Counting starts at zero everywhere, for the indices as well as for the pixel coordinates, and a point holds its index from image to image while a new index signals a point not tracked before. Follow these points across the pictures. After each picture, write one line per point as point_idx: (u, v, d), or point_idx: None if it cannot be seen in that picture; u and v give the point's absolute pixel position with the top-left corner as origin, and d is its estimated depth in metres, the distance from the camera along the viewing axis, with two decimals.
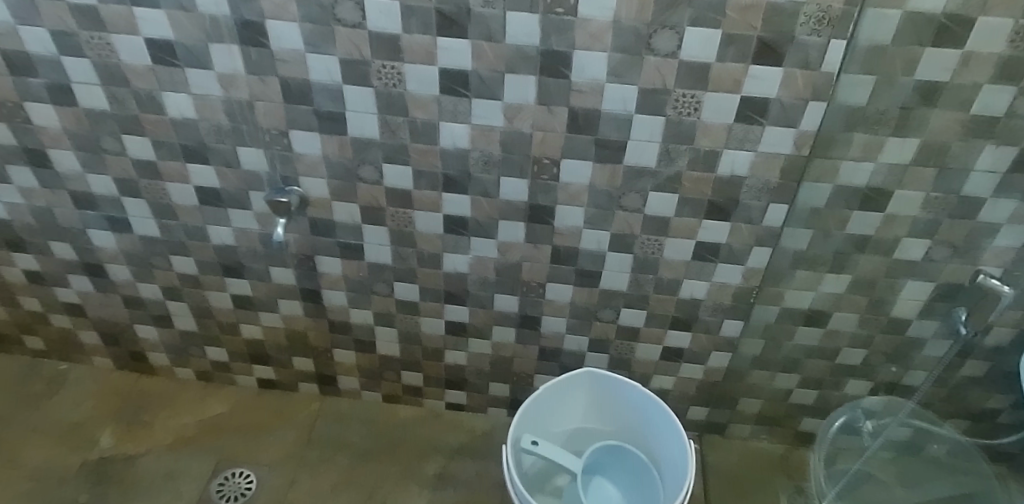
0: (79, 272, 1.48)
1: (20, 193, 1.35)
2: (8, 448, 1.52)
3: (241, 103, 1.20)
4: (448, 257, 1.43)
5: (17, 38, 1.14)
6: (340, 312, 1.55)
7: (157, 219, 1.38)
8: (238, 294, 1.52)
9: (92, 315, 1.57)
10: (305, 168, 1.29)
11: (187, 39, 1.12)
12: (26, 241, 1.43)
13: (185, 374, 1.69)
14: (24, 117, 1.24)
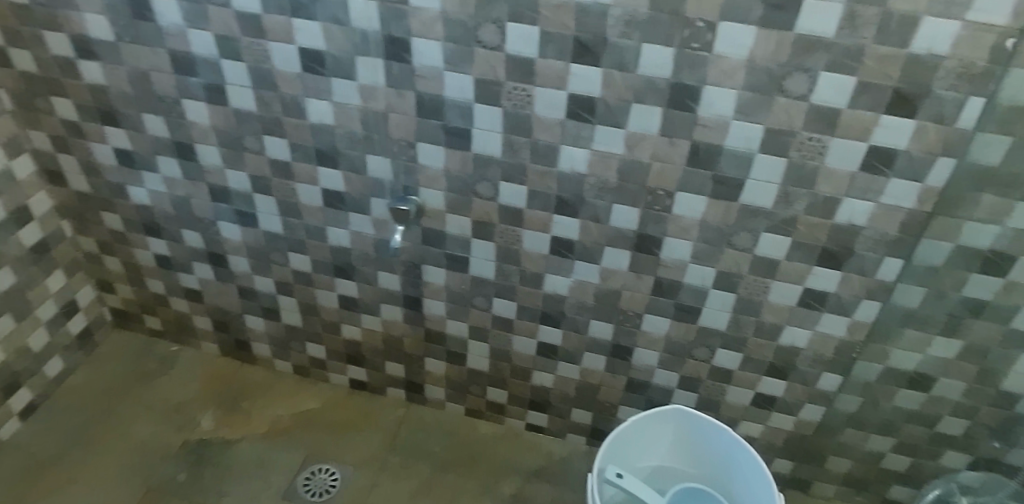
0: (203, 260, 1.57)
1: (164, 182, 1.45)
2: (120, 421, 1.61)
3: (376, 113, 1.26)
4: (550, 278, 1.44)
5: (185, 40, 1.23)
6: (437, 322, 1.59)
7: (282, 216, 1.46)
8: (345, 295, 1.58)
9: (208, 302, 1.66)
10: (426, 180, 1.33)
11: (338, 51, 1.19)
12: (162, 226, 1.53)
13: (283, 367, 1.75)
14: (179, 112, 1.34)
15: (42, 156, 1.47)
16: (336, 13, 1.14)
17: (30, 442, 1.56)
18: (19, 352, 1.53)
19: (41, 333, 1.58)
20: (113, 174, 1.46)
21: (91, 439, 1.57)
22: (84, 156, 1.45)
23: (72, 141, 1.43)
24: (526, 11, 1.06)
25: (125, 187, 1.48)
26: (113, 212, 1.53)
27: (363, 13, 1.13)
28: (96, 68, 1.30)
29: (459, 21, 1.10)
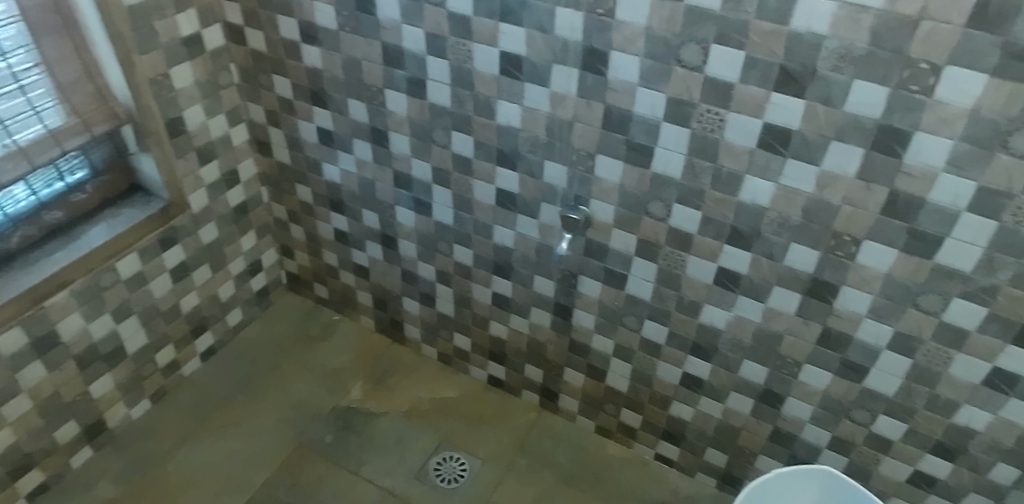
0: (376, 240, 1.54)
1: (357, 162, 1.43)
2: (277, 372, 1.56)
3: (563, 123, 1.15)
4: (708, 308, 1.22)
5: (397, 34, 1.20)
6: (583, 334, 1.43)
7: (456, 210, 1.39)
8: (500, 294, 1.47)
9: (372, 279, 1.62)
10: (599, 191, 1.19)
11: (536, 56, 1.09)
12: (346, 204, 1.51)
13: (429, 353, 1.67)
14: (381, 101, 1.31)
15: (254, 127, 1.47)
16: (542, 21, 1.05)
17: (205, 382, 1.52)
18: (209, 298, 1.49)
19: (228, 285, 1.54)
20: (313, 150, 1.46)
21: (254, 388, 1.52)
22: (291, 132, 1.45)
23: (283, 117, 1.43)
24: (733, 33, 0.91)
25: (321, 163, 1.47)
26: (306, 185, 1.52)
27: (568, 22, 1.03)
28: (316, 53, 1.30)
29: (663, 38, 0.96)
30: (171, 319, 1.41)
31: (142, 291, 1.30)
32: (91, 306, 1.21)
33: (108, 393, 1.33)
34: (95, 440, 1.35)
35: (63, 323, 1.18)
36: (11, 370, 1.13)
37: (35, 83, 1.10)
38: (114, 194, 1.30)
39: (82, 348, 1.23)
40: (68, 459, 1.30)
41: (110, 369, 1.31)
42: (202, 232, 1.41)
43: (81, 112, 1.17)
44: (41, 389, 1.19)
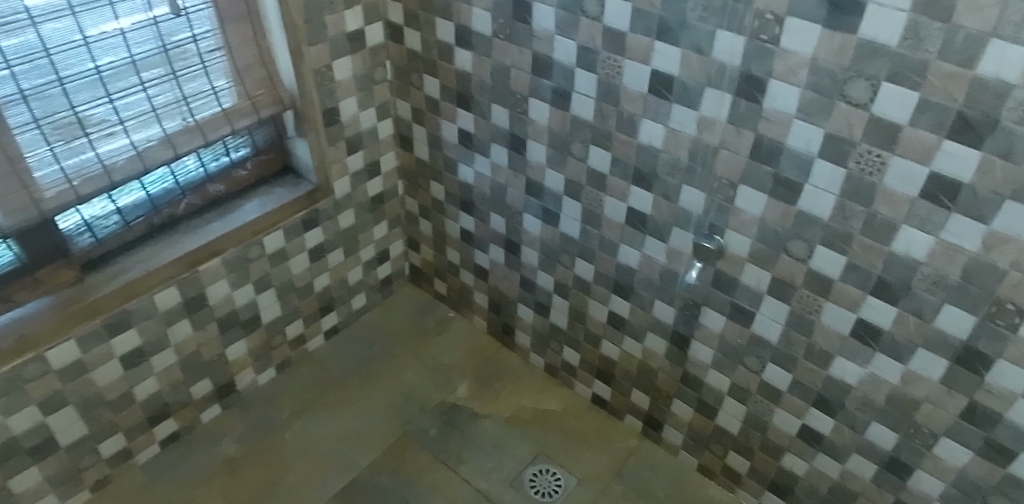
0: (499, 243, 1.52)
1: (491, 167, 1.42)
2: (389, 360, 1.56)
3: (708, 148, 1.08)
4: (840, 361, 1.11)
5: (550, 44, 1.18)
6: (698, 368, 1.34)
7: (583, 224, 1.35)
8: (616, 313, 1.41)
9: (490, 281, 1.59)
10: (737, 223, 1.11)
11: (688, 77, 1.04)
12: (476, 205, 1.50)
13: (537, 362, 1.61)
14: (523, 109, 1.30)
15: (400, 123, 1.50)
16: (700, 43, 0.99)
17: (325, 360, 1.53)
18: (340, 281, 1.51)
19: (357, 270, 1.56)
20: (452, 150, 1.46)
21: (370, 371, 1.52)
22: (433, 131, 1.46)
23: (428, 116, 1.45)
24: (910, 73, 0.82)
25: (457, 164, 1.47)
26: (440, 183, 1.53)
27: (727, 46, 0.97)
28: (468, 57, 1.31)
29: (828, 71, 0.89)
30: (304, 296, 1.42)
31: (282, 266, 1.32)
32: (238, 274, 1.23)
33: (242, 356, 1.35)
34: (224, 399, 1.37)
35: (211, 287, 1.19)
36: (163, 324, 1.14)
37: (217, 65, 1.12)
38: (268, 173, 1.33)
39: (225, 312, 1.25)
40: (198, 414, 1.32)
41: (246, 334, 1.33)
42: (341, 218, 1.43)
43: (253, 95, 1.19)
44: (184, 345, 1.20)
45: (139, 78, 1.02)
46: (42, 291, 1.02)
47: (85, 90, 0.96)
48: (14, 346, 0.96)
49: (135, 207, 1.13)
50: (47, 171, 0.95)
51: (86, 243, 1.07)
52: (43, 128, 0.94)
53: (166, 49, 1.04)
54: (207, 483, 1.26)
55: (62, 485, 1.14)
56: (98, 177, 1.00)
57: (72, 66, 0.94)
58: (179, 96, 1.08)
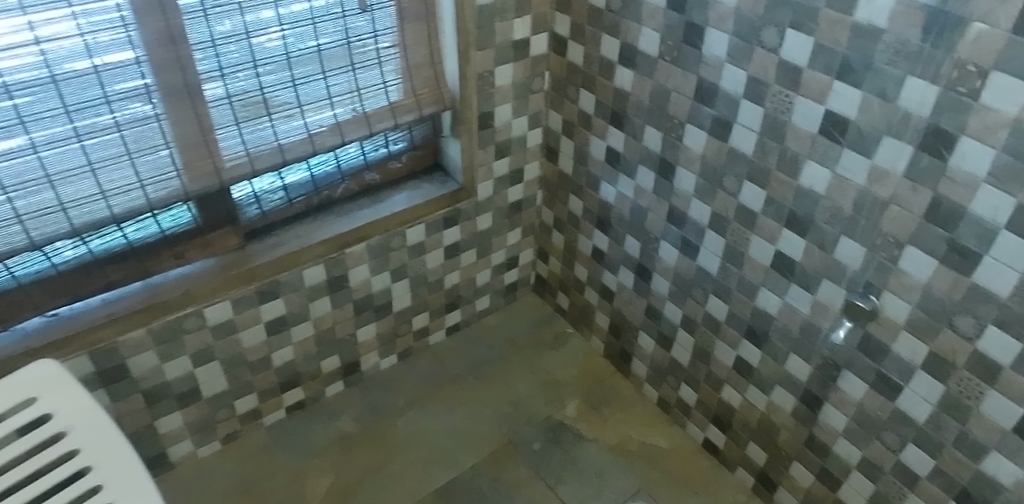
0: (630, 268, 1.43)
1: (634, 189, 1.34)
2: (503, 366, 1.55)
3: (876, 201, 0.95)
4: (995, 457, 0.95)
5: (717, 71, 1.08)
6: (827, 434, 1.18)
7: (723, 261, 1.23)
8: (743, 359, 1.28)
9: (614, 304, 1.52)
10: (897, 286, 0.97)
11: (869, 124, 0.91)
12: (613, 225, 1.43)
13: (650, 394, 1.52)
14: (679, 135, 1.20)
15: (549, 134, 1.47)
16: (887, 87, 0.88)
17: (443, 355, 1.55)
18: (469, 281, 1.53)
19: (486, 272, 1.56)
20: (596, 167, 1.40)
21: (484, 374, 1.52)
22: (581, 145, 1.42)
23: (577, 129, 1.40)
24: None
25: (600, 181, 1.41)
26: (579, 198, 1.48)
27: (917, 94, 0.85)
28: (628, 76, 1.24)
29: None
30: (434, 290, 1.45)
31: (419, 259, 1.36)
32: (379, 261, 1.28)
33: (370, 339, 1.40)
34: (347, 378, 1.42)
35: (353, 270, 1.25)
36: (307, 298, 1.20)
37: (389, 61, 1.16)
38: (419, 168, 1.37)
39: (361, 294, 1.30)
40: (323, 387, 1.39)
41: (377, 319, 1.37)
42: (480, 219, 1.44)
43: (418, 93, 1.23)
44: (321, 321, 1.26)
45: (322, 67, 1.08)
46: (210, 252, 1.09)
47: (274, 73, 1.03)
48: (181, 300, 1.03)
49: (299, 186, 1.21)
50: (231, 143, 1.02)
51: (253, 214, 1.16)
52: (235, 104, 1.00)
53: (348, 43, 1.09)
54: (323, 455, 1.31)
55: (200, 432, 1.23)
56: (273, 153, 1.07)
57: (266, 49, 1.00)
58: (354, 87, 1.13)
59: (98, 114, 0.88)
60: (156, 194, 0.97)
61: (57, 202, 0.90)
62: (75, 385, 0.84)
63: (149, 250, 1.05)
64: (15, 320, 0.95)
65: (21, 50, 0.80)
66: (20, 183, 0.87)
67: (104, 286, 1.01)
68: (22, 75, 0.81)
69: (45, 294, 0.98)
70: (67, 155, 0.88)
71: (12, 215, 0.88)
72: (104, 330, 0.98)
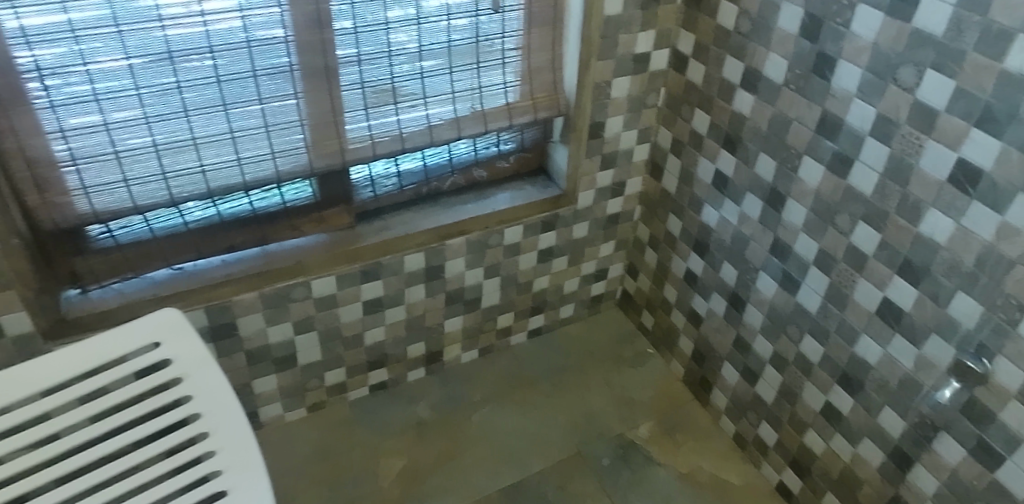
0: (723, 296, 1.39)
1: (739, 216, 1.30)
2: (580, 376, 1.54)
3: (1003, 259, 0.89)
4: None
5: (844, 105, 1.03)
6: (914, 497, 1.11)
7: (825, 300, 1.17)
8: (833, 405, 1.22)
9: (701, 330, 1.48)
10: (1015, 352, 0.91)
11: (1005, 178, 0.86)
12: (711, 249, 1.39)
13: (726, 427, 1.48)
14: (794, 166, 1.15)
15: (656, 150, 1.45)
16: None
17: (523, 358, 1.56)
18: (557, 287, 1.53)
19: (575, 281, 1.56)
20: (702, 189, 1.37)
21: (560, 382, 1.52)
22: (688, 164, 1.38)
23: (687, 149, 1.37)
24: None
25: (703, 203, 1.37)
26: (679, 218, 1.45)
27: None
28: (749, 100, 1.20)
29: None
30: (522, 292, 1.46)
31: (513, 259, 1.37)
32: (475, 256, 1.30)
33: (456, 331, 1.42)
34: (429, 366, 1.45)
35: (451, 261, 1.27)
36: (404, 283, 1.24)
37: (513, 63, 1.18)
38: (524, 170, 1.39)
39: (454, 287, 1.33)
40: (406, 371, 1.42)
41: (465, 312, 1.40)
42: (576, 228, 1.44)
43: (536, 96, 1.23)
44: (414, 307, 1.30)
45: (449, 63, 1.10)
46: (323, 229, 1.15)
47: (405, 64, 1.06)
48: (292, 269, 1.09)
49: (411, 174, 1.23)
50: (357, 127, 1.06)
51: (366, 196, 1.20)
52: (366, 90, 1.04)
53: (476, 41, 1.11)
54: (399, 437, 1.35)
55: (291, 397, 1.29)
56: (394, 141, 1.11)
57: (403, 42, 1.04)
58: (476, 85, 1.16)
59: (245, 85, 0.92)
60: (285, 166, 1.02)
61: (198, 164, 0.94)
62: (193, 335, 0.89)
63: (270, 218, 1.11)
64: (147, 269, 1.03)
65: (187, 19, 0.84)
66: (169, 143, 0.91)
67: (226, 247, 1.08)
68: (185, 42, 0.85)
69: (174, 248, 1.03)
70: (213, 122, 0.93)
71: (158, 172, 0.92)
72: (222, 288, 1.04)
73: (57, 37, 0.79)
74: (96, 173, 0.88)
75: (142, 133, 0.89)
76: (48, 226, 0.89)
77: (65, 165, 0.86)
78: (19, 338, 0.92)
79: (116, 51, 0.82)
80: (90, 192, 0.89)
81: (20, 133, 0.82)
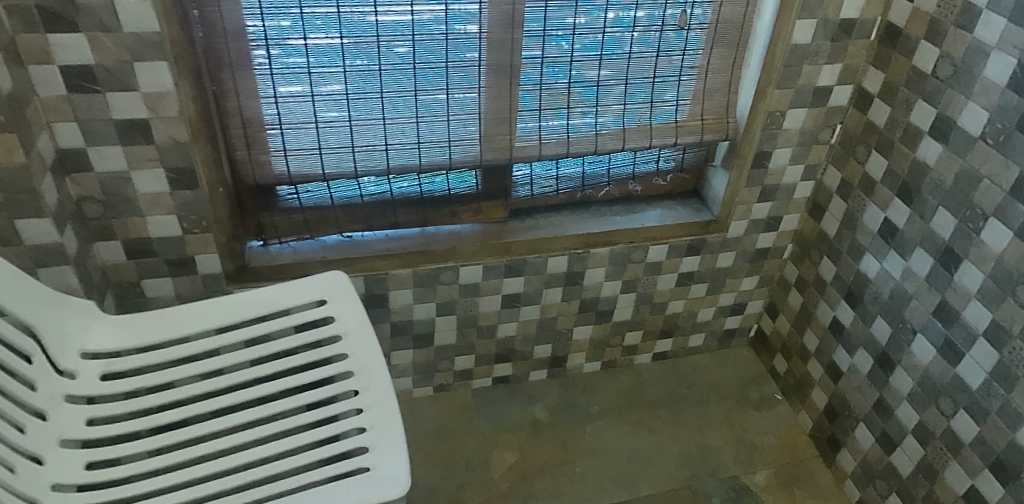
0: (871, 353, 1.28)
1: (903, 270, 1.18)
2: (699, 409, 1.49)
3: None
4: None
5: None
6: None
7: (989, 377, 1.04)
8: (979, 492, 1.08)
9: (839, 385, 1.37)
10: None
11: None
12: (865, 301, 1.27)
13: (851, 493, 1.36)
14: (977, 227, 1.03)
15: (820, 190, 1.34)
16: None
17: (645, 379, 1.53)
18: (690, 313, 1.49)
19: (709, 311, 1.51)
20: (864, 236, 1.25)
21: (679, 410, 1.48)
22: (853, 209, 1.27)
23: (855, 193, 1.26)
24: None
25: (864, 252, 1.26)
26: (834, 263, 1.34)
27: None
28: (935, 150, 1.08)
29: None
30: (655, 312, 1.44)
31: (652, 278, 1.35)
32: (616, 268, 1.30)
33: (583, 340, 1.43)
34: (551, 369, 1.47)
35: (591, 270, 1.28)
36: (544, 284, 1.26)
37: (688, 81, 1.15)
38: (677, 190, 1.37)
39: (590, 295, 1.33)
40: (530, 370, 1.45)
41: (596, 322, 1.40)
42: (721, 257, 1.39)
43: (705, 118, 1.20)
44: (548, 308, 1.31)
45: (626, 74, 1.10)
46: (479, 219, 1.20)
47: (584, 71, 1.07)
48: (446, 253, 1.15)
49: (569, 179, 1.24)
50: (528, 126, 1.09)
51: (523, 194, 1.23)
52: (544, 92, 1.06)
53: (657, 56, 1.10)
54: (513, 433, 1.38)
55: (422, 374, 1.35)
56: (560, 144, 1.12)
57: (586, 48, 1.04)
58: (649, 99, 1.15)
59: (435, 74, 0.97)
60: (458, 155, 1.06)
61: (382, 142, 1.01)
62: (356, 300, 0.95)
63: (434, 203, 1.17)
64: (321, 232, 1.12)
65: (397, 7, 0.90)
66: (361, 119, 0.98)
67: (391, 224, 1.15)
68: (392, 27, 0.91)
69: (347, 217, 1.12)
70: (402, 104, 0.99)
71: (348, 145, 0.99)
72: (382, 261, 1.12)
73: (285, 11, 0.86)
74: (296, 137, 0.96)
75: (341, 107, 0.96)
76: (248, 181, 0.98)
77: (271, 128, 0.95)
78: (207, 276, 1.02)
79: (331, 30, 0.89)
80: (289, 154, 0.97)
81: (241, 94, 0.91)
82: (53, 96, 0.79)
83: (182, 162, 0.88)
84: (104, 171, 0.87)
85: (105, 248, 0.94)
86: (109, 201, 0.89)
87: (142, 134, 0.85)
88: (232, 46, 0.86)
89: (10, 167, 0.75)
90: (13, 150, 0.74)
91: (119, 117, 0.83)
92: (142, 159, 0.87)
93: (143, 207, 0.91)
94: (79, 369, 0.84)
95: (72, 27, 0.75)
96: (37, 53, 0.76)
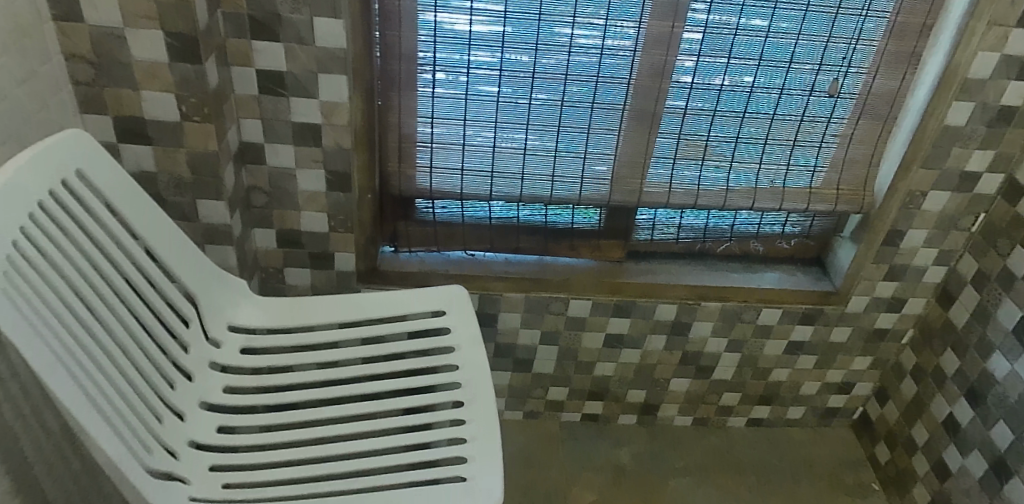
0: (987, 457, 1.19)
1: None
2: (786, 483, 1.42)
3: None
4: None
5: None
6: None
7: None
8: None
9: (946, 486, 1.28)
10: None
11: None
12: (987, 401, 1.19)
13: None
14: None
15: (952, 277, 1.26)
16: None
17: (735, 443, 1.49)
18: (793, 384, 1.44)
19: (814, 385, 1.45)
20: (996, 333, 1.17)
21: (765, 480, 1.43)
22: (987, 301, 1.19)
23: (992, 286, 1.18)
24: None
25: (994, 350, 1.18)
26: (958, 355, 1.25)
27: None
28: None
29: None
30: (757, 376, 1.41)
31: (759, 340, 1.32)
32: (724, 325, 1.28)
33: (679, 392, 1.41)
34: (642, 415, 1.46)
35: (699, 323, 1.27)
36: (648, 329, 1.26)
37: (828, 148, 1.13)
38: (799, 255, 1.34)
39: (693, 348, 1.32)
40: (620, 412, 1.44)
41: (694, 376, 1.38)
42: (836, 331, 1.34)
43: (841, 187, 1.16)
44: (649, 354, 1.31)
45: (767, 134, 1.10)
46: (596, 256, 1.23)
47: (725, 126, 1.08)
48: (558, 284, 1.18)
49: (690, 229, 1.25)
50: (660, 173, 1.10)
51: (643, 238, 1.24)
52: (681, 142, 1.08)
53: (800, 120, 1.09)
54: (595, 472, 1.37)
55: (515, 398, 1.38)
56: (689, 194, 1.12)
57: (729, 103, 1.05)
58: (786, 161, 1.13)
59: (580, 113, 1.01)
60: (587, 193, 1.09)
61: (519, 171, 1.05)
62: (473, 316, 0.98)
63: (555, 234, 1.20)
64: (447, 247, 1.18)
65: (555, 47, 0.94)
66: (504, 146, 1.03)
67: (512, 248, 1.20)
68: (548, 66, 0.96)
69: (474, 236, 1.18)
70: (545, 137, 1.03)
71: (488, 169, 1.04)
72: (498, 282, 1.16)
73: (455, 42, 0.92)
74: (443, 156, 1.03)
75: (488, 133, 1.01)
76: (394, 190, 1.05)
77: (422, 145, 1.01)
78: (341, 273, 1.09)
79: (493, 62, 0.95)
80: (433, 171, 1.04)
81: (402, 111, 0.98)
82: (246, 95, 0.89)
83: (341, 167, 0.96)
84: (273, 166, 0.96)
85: (261, 234, 1.03)
86: (272, 193, 0.98)
87: (313, 137, 0.93)
88: (403, 68, 0.94)
89: (203, 152, 0.85)
90: (209, 138, 0.84)
91: (297, 120, 0.91)
92: (309, 160, 0.95)
93: (300, 203, 1.00)
94: (224, 339, 0.92)
95: (274, 36, 0.84)
96: (241, 55, 0.86)
